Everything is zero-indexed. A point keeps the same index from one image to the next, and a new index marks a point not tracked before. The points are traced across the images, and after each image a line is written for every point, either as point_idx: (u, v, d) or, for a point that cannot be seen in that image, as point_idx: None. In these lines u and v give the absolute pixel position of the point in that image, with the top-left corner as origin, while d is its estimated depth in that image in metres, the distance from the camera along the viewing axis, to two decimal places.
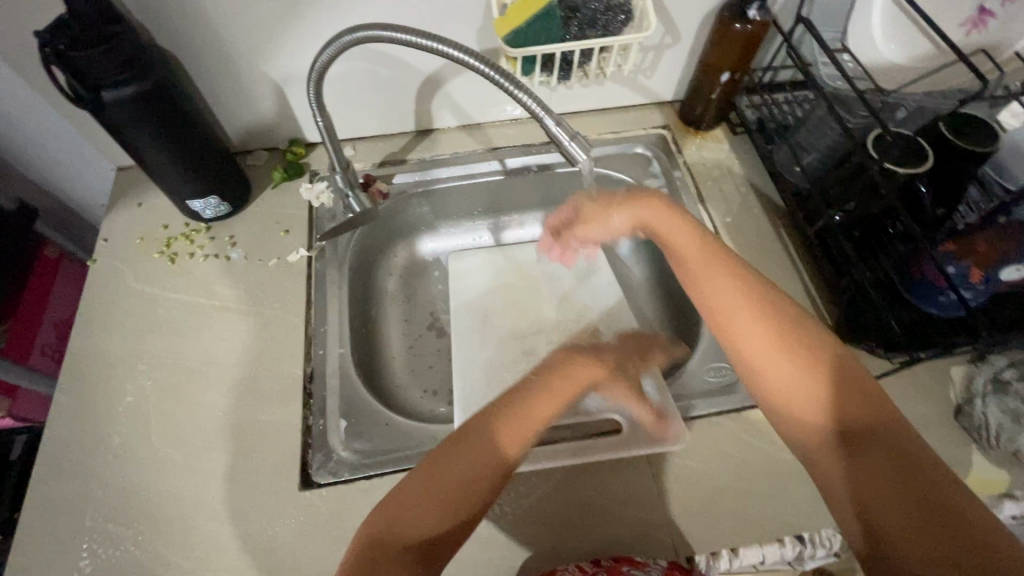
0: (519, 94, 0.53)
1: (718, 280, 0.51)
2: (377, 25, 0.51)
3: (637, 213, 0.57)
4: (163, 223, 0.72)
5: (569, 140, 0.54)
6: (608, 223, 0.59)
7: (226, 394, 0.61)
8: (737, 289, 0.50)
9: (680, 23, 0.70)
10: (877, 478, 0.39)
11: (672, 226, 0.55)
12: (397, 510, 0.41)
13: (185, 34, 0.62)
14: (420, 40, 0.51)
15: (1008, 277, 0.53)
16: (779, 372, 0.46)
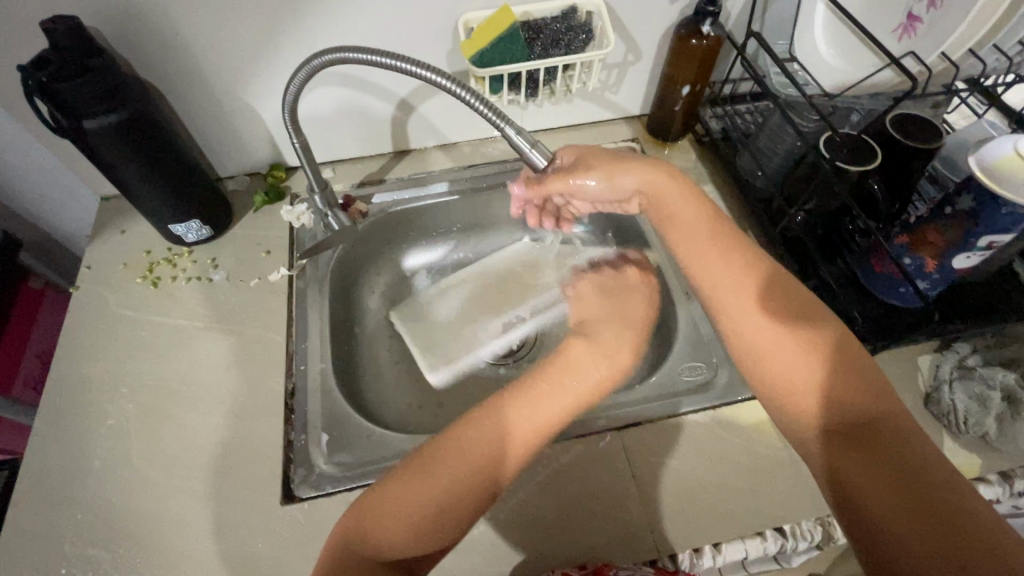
0: (478, 105, 0.54)
1: (720, 269, 0.53)
2: (340, 47, 0.53)
3: (645, 179, 0.59)
4: (146, 249, 0.74)
5: (530, 148, 0.55)
6: (615, 180, 0.59)
7: (207, 412, 0.62)
8: (744, 275, 0.51)
9: (639, 41, 0.74)
10: (863, 472, 0.39)
11: (679, 203, 0.58)
12: (378, 501, 0.42)
13: (164, 69, 0.65)
14: (373, 57, 0.52)
15: (961, 265, 0.56)
16: (781, 358, 0.46)
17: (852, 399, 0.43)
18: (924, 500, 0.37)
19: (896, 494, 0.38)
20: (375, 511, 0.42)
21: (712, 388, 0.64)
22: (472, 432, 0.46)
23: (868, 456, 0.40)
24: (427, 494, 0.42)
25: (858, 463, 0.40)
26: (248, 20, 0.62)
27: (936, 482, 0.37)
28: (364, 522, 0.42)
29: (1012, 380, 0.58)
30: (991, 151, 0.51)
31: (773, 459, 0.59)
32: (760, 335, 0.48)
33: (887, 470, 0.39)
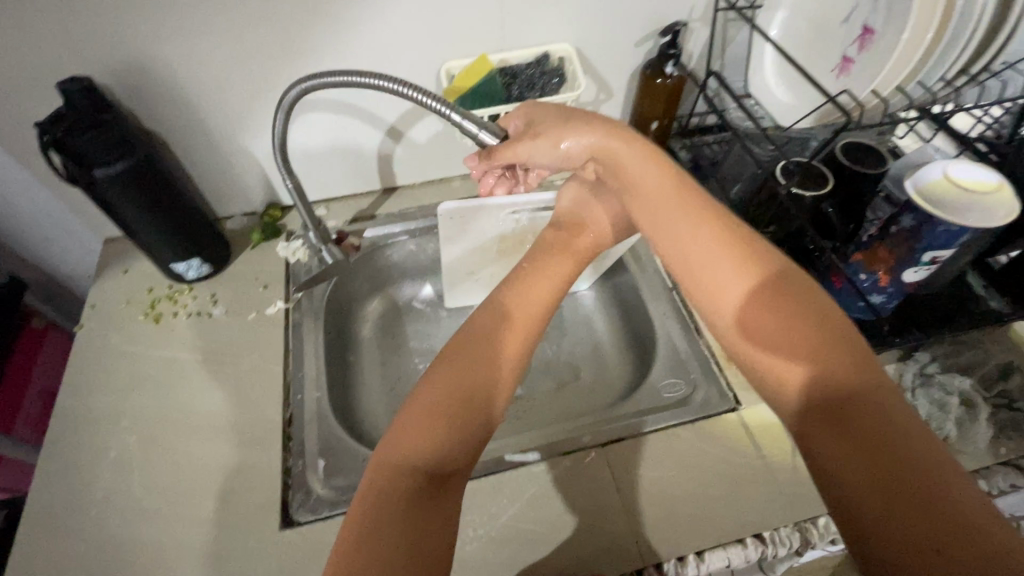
0: (421, 97, 0.54)
1: (682, 232, 0.52)
2: (309, 77, 0.56)
3: (597, 143, 0.58)
4: (148, 287, 0.77)
5: (478, 130, 0.55)
6: (558, 145, 0.58)
7: (207, 442, 0.64)
8: (708, 235, 0.50)
9: (609, 80, 0.80)
10: (846, 453, 0.36)
11: (636, 166, 0.56)
12: (414, 425, 0.44)
13: (166, 118, 0.69)
14: (338, 78, 0.56)
15: (911, 279, 0.60)
16: (763, 323, 0.45)
17: (830, 364, 0.40)
18: (909, 476, 0.34)
19: (878, 472, 0.35)
20: (411, 431, 0.43)
21: (690, 403, 0.67)
22: (489, 347, 0.49)
23: (846, 435, 0.37)
24: (453, 393, 0.45)
25: (835, 440, 0.37)
26: (247, 73, 0.68)
27: (919, 458, 0.34)
28: (394, 443, 0.43)
29: (968, 386, 0.63)
30: (925, 175, 0.56)
31: (751, 469, 0.62)
32: (717, 286, 0.49)
33: (866, 445, 0.36)
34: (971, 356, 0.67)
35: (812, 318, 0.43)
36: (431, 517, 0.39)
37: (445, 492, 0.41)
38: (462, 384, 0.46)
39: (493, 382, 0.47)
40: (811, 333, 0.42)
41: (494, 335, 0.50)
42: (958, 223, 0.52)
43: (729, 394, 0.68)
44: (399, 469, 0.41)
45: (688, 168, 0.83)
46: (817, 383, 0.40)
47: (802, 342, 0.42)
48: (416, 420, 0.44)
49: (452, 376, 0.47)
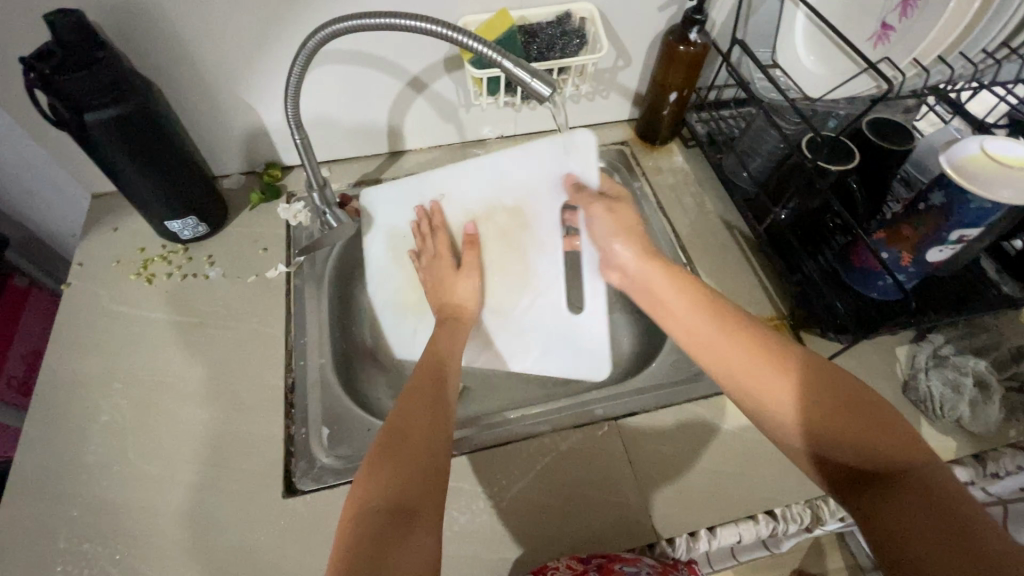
0: (470, 43, 0.51)
1: (679, 304, 0.54)
2: (323, 25, 0.52)
3: (641, 260, 0.59)
4: (140, 246, 0.73)
5: (531, 79, 0.51)
6: (613, 237, 0.62)
7: (203, 407, 0.61)
8: (706, 310, 0.52)
9: (629, 46, 0.77)
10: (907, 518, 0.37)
11: (656, 272, 0.58)
12: (368, 476, 0.44)
13: (163, 65, 0.65)
14: (362, 20, 0.51)
15: (934, 258, 0.59)
16: (761, 380, 0.45)
17: (852, 429, 0.41)
18: (961, 528, 0.35)
19: (921, 520, 0.36)
20: (371, 475, 0.44)
21: (703, 379, 0.66)
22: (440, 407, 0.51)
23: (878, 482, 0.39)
24: (409, 447, 0.46)
25: (869, 490, 0.40)
26: (250, 19, 0.63)
27: (962, 516, 0.35)
28: (368, 483, 0.43)
29: (983, 367, 0.62)
30: (960, 150, 0.54)
31: (765, 447, 0.61)
32: (717, 352, 0.49)
33: (909, 501, 0.37)
34: (983, 339, 0.66)
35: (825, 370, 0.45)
36: (402, 547, 0.39)
37: (416, 519, 0.41)
38: (400, 432, 0.47)
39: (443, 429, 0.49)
40: (828, 396, 0.43)
41: (412, 400, 0.51)
42: (991, 201, 0.51)
43: None
44: (366, 509, 0.42)
45: (704, 141, 0.81)
46: (827, 440, 0.42)
47: (816, 389, 0.44)
48: (379, 461, 0.45)
49: (398, 431, 0.47)
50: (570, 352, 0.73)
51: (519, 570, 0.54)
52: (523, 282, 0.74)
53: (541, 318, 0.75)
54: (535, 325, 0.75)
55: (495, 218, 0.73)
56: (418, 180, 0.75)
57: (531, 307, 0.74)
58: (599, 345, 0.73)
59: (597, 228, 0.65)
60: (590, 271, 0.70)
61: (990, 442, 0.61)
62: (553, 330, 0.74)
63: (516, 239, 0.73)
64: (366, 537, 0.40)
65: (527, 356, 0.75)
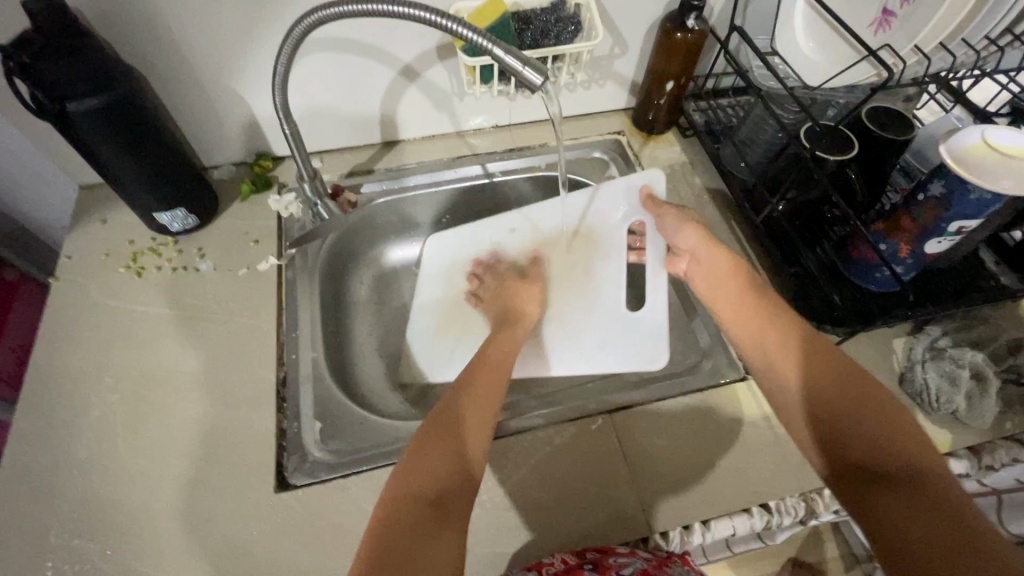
0: (459, 30, 0.49)
1: (729, 292, 0.62)
2: (308, 14, 0.51)
3: (703, 244, 0.66)
4: (129, 239, 0.72)
5: (523, 67, 0.50)
6: (681, 229, 0.68)
7: (194, 402, 0.61)
8: (751, 305, 0.59)
9: (626, 34, 0.75)
10: (904, 510, 0.41)
11: (711, 261, 0.65)
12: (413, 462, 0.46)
13: (148, 52, 0.64)
14: (348, 7, 0.50)
15: (932, 250, 0.58)
16: (784, 364, 0.53)
17: (864, 423, 0.46)
18: (952, 528, 0.38)
19: (915, 508, 0.40)
20: (418, 461, 0.46)
21: (698, 372, 0.66)
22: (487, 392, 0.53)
23: (874, 477, 0.44)
24: (456, 432, 0.48)
25: (859, 482, 0.44)
26: (237, 6, 0.62)
27: (960, 517, 0.39)
28: (412, 467, 0.45)
29: (980, 360, 0.61)
30: (961, 140, 0.53)
31: (760, 439, 0.61)
32: (752, 341, 0.57)
33: (911, 492, 0.41)
34: (982, 331, 0.66)
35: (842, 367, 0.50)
36: (435, 539, 0.41)
37: (450, 517, 0.42)
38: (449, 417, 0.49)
39: (470, 417, 0.50)
40: (846, 392, 0.48)
41: (469, 390, 0.53)
42: (990, 192, 0.50)
43: (738, 363, 0.66)
44: (411, 494, 0.43)
45: (702, 131, 0.80)
46: (844, 427, 0.47)
47: (825, 379, 0.50)
48: (423, 450, 0.47)
49: (446, 416, 0.50)
50: (625, 345, 0.70)
51: (512, 564, 0.54)
52: (589, 295, 0.73)
53: (594, 329, 0.72)
54: (591, 335, 0.72)
55: (558, 241, 0.75)
56: (490, 222, 0.77)
57: (588, 319, 0.72)
58: (655, 329, 0.70)
59: (665, 225, 0.70)
60: (653, 271, 0.72)
61: (986, 434, 0.61)
62: (608, 331, 0.71)
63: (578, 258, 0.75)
64: (413, 520, 0.42)
65: (577, 361, 0.70)
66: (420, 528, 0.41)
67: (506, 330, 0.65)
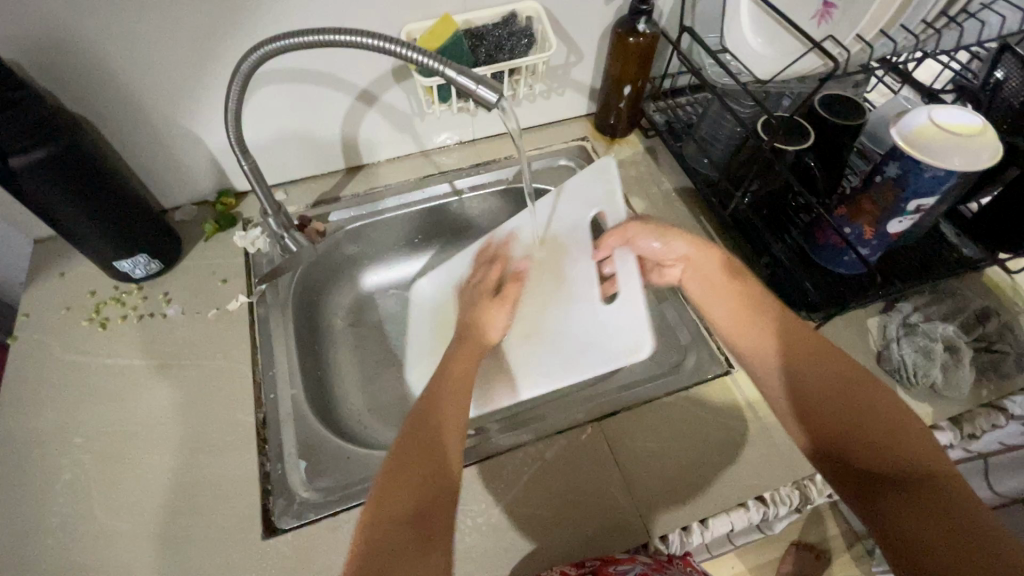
0: (410, 54, 0.49)
1: (720, 294, 0.60)
2: (257, 48, 0.50)
3: (693, 251, 0.63)
4: (90, 290, 0.70)
5: (476, 86, 0.50)
6: (666, 241, 0.64)
7: (170, 453, 0.59)
8: (745, 306, 0.57)
9: (579, 42, 0.76)
10: (909, 512, 0.41)
11: (707, 265, 0.62)
12: (385, 490, 0.44)
13: (93, 99, 0.62)
14: (297, 38, 0.49)
15: (895, 229, 0.59)
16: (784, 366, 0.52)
17: (866, 423, 0.46)
18: (960, 530, 0.38)
19: (923, 511, 0.40)
20: (397, 489, 0.44)
21: (682, 370, 0.66)
22: (456, 411, 0.51)
23: (890, 479, 0.43)
24: (434, 455, 0.46)
25: (874, 489, 0.43)
26: (182, 45, 0.61)
27: (969, 519, 0.39)
28: (387, 498, 0.44)
29: (951, 332, 0.63)
30: (910, 122, 0.54)
31: (748, 432, 0.61)
32: (753, 345, 0.55)
33: (917, 494, 0.41)
34: (950, 303, 0.68)
35: (849, 373, 0.49)
36: (420, 564, 0.40)
37: (433, 538, 0.42)
38: (426, 447, 0.47)
39: (449, 437, 0.49)
40: (845, 396, 0.48)
41: (434, 410, 0.51)
42: (943, 168, 0.52)
43: (720, 357, 0.67)
44: (392, 519, 0.42)
45: (663, 131, 0.81)
46: (846, 429, 0.47)
47: (825, 382, 0.49)
48: (398, 475, 0.45)
49: (424, 437, 0.48)
50: (603, 342, 0.67)
51: None
52: (563, 304, 0.70)
53: (572, 335, 0.69)
54: (567, 339, 0.69)
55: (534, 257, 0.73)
56: (461, 257, 0.79)
57: (563, 327, 0.70)
58: (634, 322, 0.65)
59: (639, 241, 0.65)
60: (627, 271, 0.66)
61: (965, 404, 0.63)
62: (590, 334, 0.68)
63: (546, 267, 0.72)
64: (389, 552, 0.41)
65: (544, 377, 0.68)
66: (404, 556, 0.40)
67: (465, 347, 0.61)
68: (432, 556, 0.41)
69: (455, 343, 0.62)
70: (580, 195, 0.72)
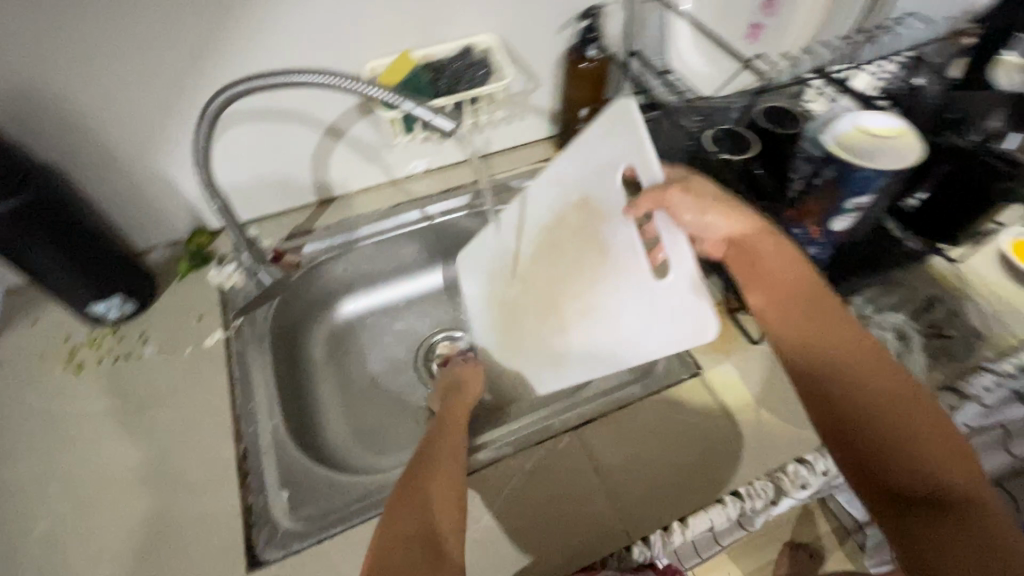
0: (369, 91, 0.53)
1: (761, 283, 0.49)
2: (222, 92, 0.53)
3: (737, 225, 0.48)
4: (64, 335, 0.70)
5: (432, 117, 0.53)
6: (704, 214, 0.47)
7: (150, 493, 0.59)
8: (796, 301, 0.47)
9: (535, 70, 0.80)
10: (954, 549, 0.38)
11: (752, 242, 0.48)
12: (393, 514, 0.46)
13: (62, 148, 0.63)
14: (261, 80, 0.52)
15: (840, 227, 0.63)
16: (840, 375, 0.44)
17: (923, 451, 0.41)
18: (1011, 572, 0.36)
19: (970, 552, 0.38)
20: (404, 509, 0.46)
21: (653, 376, 0.69)
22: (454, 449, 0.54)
23: (940, 512, 0.39)
24: (435, 480, 0.49)
25: (901, 511, 0.41)
26: (150, 92, 0.63)
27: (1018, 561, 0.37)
28: (397, 518, 0.45)
29: (900, 320, 0.69)
30: (838, 129, 0.60)
31: (719, 430, 0.63)
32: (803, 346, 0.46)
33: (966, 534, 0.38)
34: (899, 294, 0.72)
35: (895, 381, 0.43)
36: None
37: (443, 557, 0.42)
38: (423, 479, 0.49)
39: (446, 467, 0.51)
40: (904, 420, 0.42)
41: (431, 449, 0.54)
42: (873, 168, 0.56)
43: (689, 360, 0.69)
44: (399, 538, 0.44)
45: None
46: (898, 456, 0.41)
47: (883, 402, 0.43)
48: (403, 499, 0.47)
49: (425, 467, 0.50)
50: (668, 323, 0.51)
51: None
52: (607, 276, 0.56)
53: (627, 312, 0.55)
54: (620, 327, 0.57)
55: (567, 220, 0.60)
56: (500, 232, 0.72)
57: (612, 303, 0.56)
58: (694, 305, 0.48)
59: (679, 207, 0.46)
60: (672, 245, 0.47)
61: None
62: (643, 313, 0.53)
63: (586, 232, 0.57)
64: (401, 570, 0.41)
65: (598, 359, 0.61)
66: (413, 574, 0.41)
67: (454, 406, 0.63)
68: (442, 571, 0.41)
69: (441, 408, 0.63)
70: (604, 139, 0.53)
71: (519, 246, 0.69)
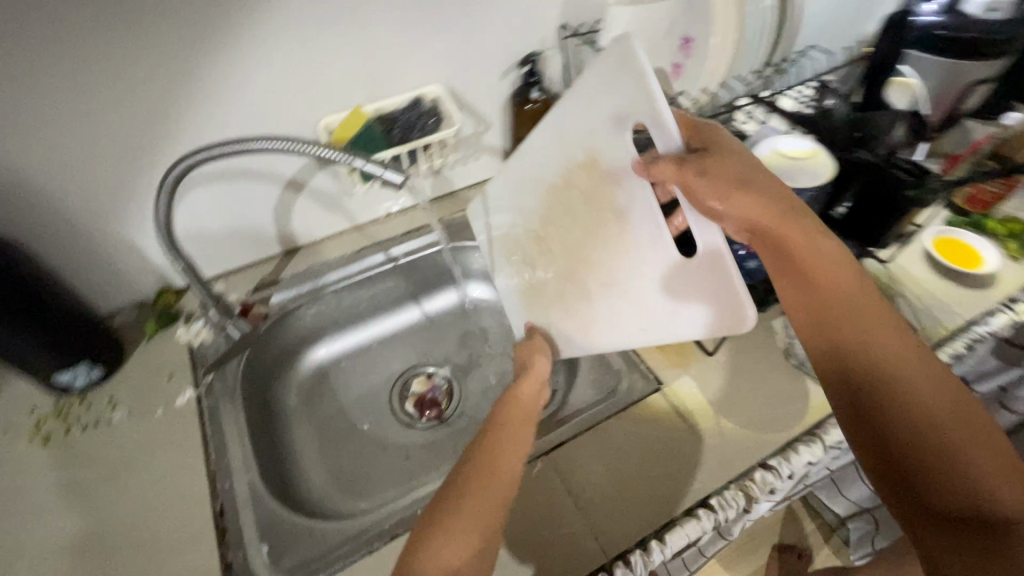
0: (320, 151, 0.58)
1: (813, 288, 0.49)
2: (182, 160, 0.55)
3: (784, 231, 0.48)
4: (28, 408, 0.69)
5: (382, 171, 0.58)
6: (729, 199, 0.47)
7: (124, 562, 0.58)
8: (858, 308, 0.47)
9: (484, 113, 0.85)
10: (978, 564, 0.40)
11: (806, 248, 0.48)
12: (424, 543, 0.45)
13: (22, 223, 0.64)
14: (221, 147, 0.55)
15: None
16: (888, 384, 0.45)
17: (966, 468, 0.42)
18: None
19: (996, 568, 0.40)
20: (436, 541, 0.44)
21: (618, 395, 0.72)
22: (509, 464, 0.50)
23: (972, 529, 0.41)
24: (475, 506, 0.46)
25: (932, 523, 0.43)
26: (109, 163, 0.65)
27: None
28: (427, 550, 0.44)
29: None
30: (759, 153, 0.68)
31: (684, 441, 0.66)
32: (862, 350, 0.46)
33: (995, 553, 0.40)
34: None
35: (948, 399, 0.44)
36: None
37: None
38: (464, 501, 0.47)
39: (493, 488, 0.48)
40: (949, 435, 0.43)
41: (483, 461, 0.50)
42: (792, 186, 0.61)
43: (651, 377, 0.72)
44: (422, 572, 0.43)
45: None
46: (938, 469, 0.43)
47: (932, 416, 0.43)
48: (440, 527, 0.45)
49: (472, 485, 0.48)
50: (694, 302, 0.53)
51: None
52: (626, 253, 0.59)
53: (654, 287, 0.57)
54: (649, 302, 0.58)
55: (576, 182, 0.63)
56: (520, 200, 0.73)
57: (636, 277, 0.59)
58: (721, 293, 0.50)
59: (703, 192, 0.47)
60: (701, 227, 0.49)
61: None
62: (667, 291, 0.56)
63: (601, 200, 0.60)
64: None
65: (626, 327, 0.62)
66: None
67: (513, 405, 0.57)
68: None
69: (500, 403, 0.58)
70: (608, 93, 0.55)
71: (532, 207, 0.70)
